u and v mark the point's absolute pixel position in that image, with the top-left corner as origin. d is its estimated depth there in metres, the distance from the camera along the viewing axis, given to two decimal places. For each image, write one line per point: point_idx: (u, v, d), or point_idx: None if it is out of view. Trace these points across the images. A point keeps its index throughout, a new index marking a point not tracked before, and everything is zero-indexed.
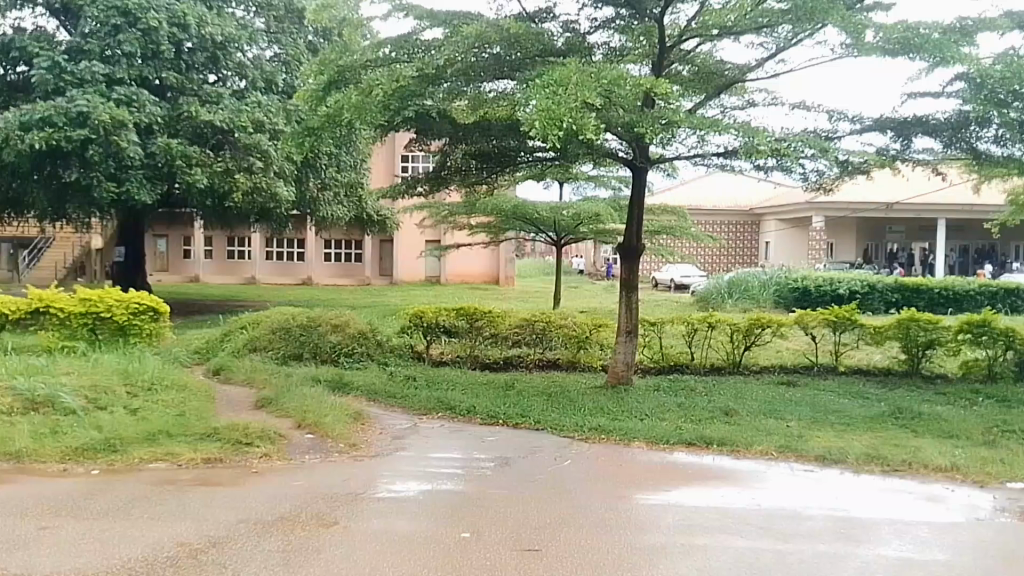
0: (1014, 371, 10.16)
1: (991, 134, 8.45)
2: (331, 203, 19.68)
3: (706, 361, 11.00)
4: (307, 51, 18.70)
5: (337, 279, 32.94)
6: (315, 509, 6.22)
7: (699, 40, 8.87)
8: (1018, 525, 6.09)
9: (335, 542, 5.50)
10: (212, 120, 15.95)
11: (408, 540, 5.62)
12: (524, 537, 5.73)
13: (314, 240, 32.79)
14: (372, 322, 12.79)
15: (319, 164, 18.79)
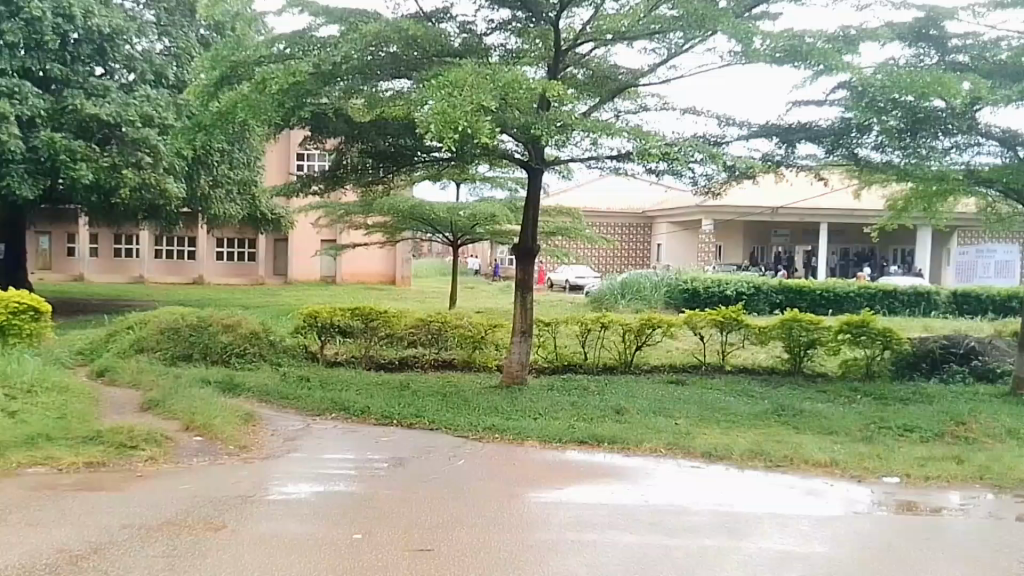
0: (890, 370, 10.76)
1: (871, 141, 8.68)
2: (222, 201, 19.43)
3: (599, 361, 11.35)
4: (198, 45, 18.36)
5: (228, 279, 32.37)
6: (203, 513, 5.83)
7: (593, 43, 9.07)
8: (893, 518, 6.22)
9: (222, 545, 5.17)
10: (99, 113, 15.53)
11: (294, 541, 5.29)
12: (415, 534, 5.51)
13: (203, 238, 32.14)
14: (265, 322, 12.86)
15: (211, 161, 18.52)
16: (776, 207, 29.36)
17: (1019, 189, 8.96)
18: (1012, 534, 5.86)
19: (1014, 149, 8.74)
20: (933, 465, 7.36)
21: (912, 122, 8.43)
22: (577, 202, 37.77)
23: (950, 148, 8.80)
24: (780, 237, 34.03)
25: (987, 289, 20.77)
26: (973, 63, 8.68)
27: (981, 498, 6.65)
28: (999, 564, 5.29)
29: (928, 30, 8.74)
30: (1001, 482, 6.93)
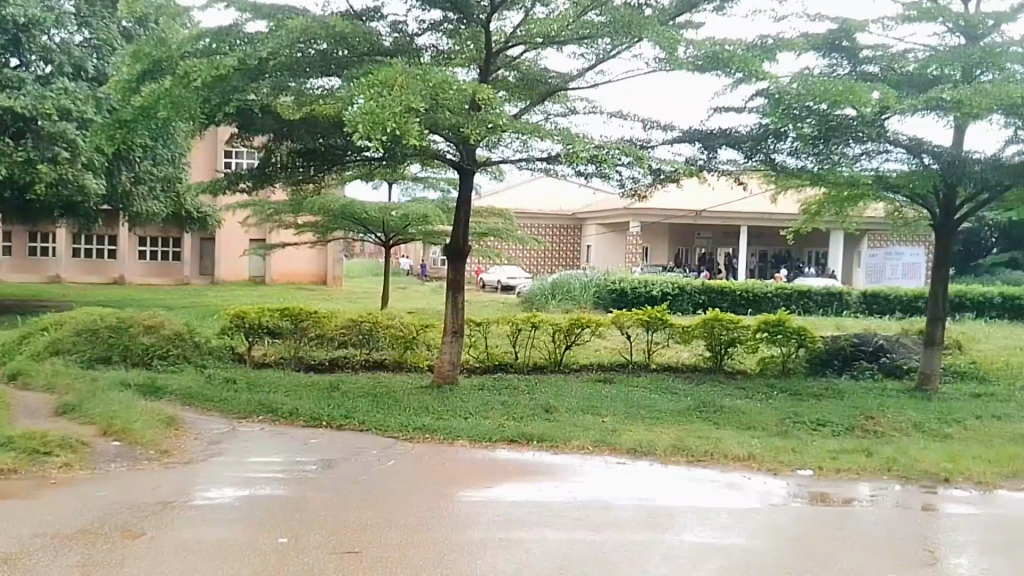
0: (804, 367, 11.23)
1: (787, 147, 9.03)
2: (144, 198, 18.85)
3: (529, 360, 11.48)
4: (121, 38, 17.76)
5: (151, 279, 31.41)
6: (120, 520, 5.67)
7: (524, 46, 9.13)
8: (807, 509, 6.50)
9: (140, 553, 5.06)
10: (13, 106, 14.84)
11: (217, 547, 5.21)
12: (342, 536, 5.49)
13: (125, 236, 31.07)
14: (189, 323, 12.59)
15: (132, 157, 17.89)
16: (699, 211, 30.02)
17: (923, 194, 9.43)
18: (915, 522, 6.19)
19: (919, 157, 9.04)
20: (843, 458, 7.70)
21: (825, 130, 8.71)
22: (511, 202, 38.01)
23: (860, 155, 9.09)
24: (702, 240, 35.03)
25: (895, 290, 21.73)
26: (883, 73, 9.01)
27: (888, 489, 7.00)
28: (902, 551, 5.59)
29: (840, 42, 9.19)
30: (907, 473, 7.30)
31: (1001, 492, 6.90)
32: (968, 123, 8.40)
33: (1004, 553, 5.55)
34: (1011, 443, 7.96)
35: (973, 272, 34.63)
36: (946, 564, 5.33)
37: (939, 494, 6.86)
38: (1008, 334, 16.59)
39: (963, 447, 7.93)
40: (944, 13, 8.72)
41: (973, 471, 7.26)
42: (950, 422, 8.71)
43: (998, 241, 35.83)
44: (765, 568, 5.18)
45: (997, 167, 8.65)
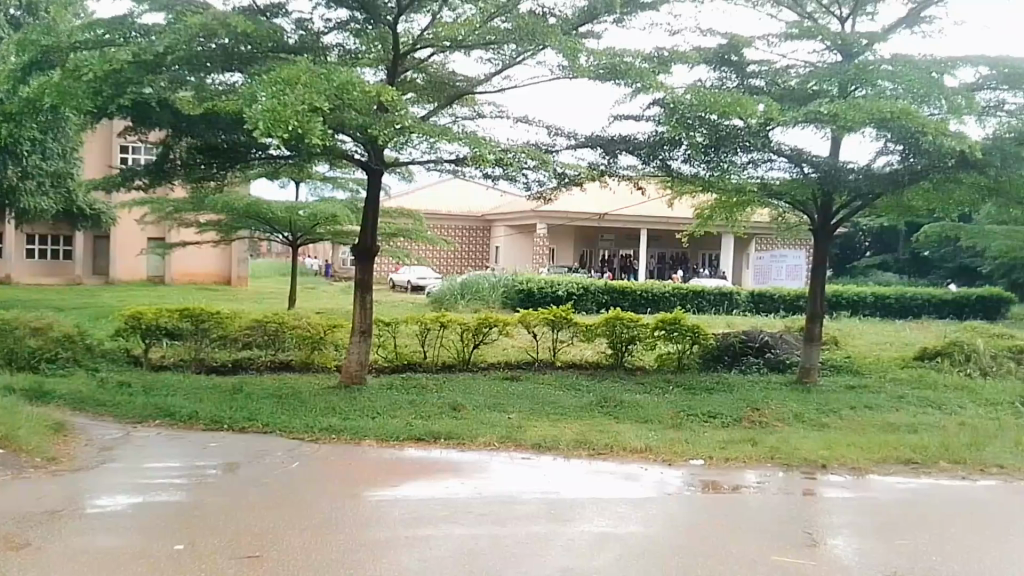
0: (698, 362, 11.82)
1: (681, 155, 9.51)
2: (32, 193, 17.94)
3: (437, 360, 11.64)
4: (7, 24, 16.85)
5: (40, 279, 29.75)
6: (4, 532, 5.47)
7: (431, 49, 9.22)
8: (699, 496, 6.89)
9: (25, 566, 4.91)
10: None
11: (109, 556, 5.12)
12: (242, 541, 5.46)
13: (11, 234, 29.31)
14: (82, 325, 12.14)
15: (22, 153, 16.67)
16: (603, 213, 30.77)
17: (804, 201, 10.09)
18: (796, 507, 6.67)
19: (799, 166, 9.69)
20: (732, 448, 8.18)
21: (715, 140, 9.22)
22: (422, 203, 37.97)
23: (747, 164, 9.66)
24: (606, 242, 35.82)
25: (778, 290, 23.10)
26: (768, 87, 9.61)
27: (773, 476, 7.49)
28: (784, 534, 6.02)
29: (730, 56, 9.77)
30: (789, 461, 7.83)
31: (872, 476, 7.50)
32: (845, 135, 9.04)
33: (873, 532, 6.07)
34: (881, 431, 8.65)
35: (849, 272, 37.05)
36: (821, 545, 5.79)
37: (819, 480, 7.40)
38: (878, 330, 17.92)
39: (839, 435, 8.56)
40: (822, 32, 9.34)
41: (847, 458, 7.86)
42: (827, 412, 9.38)
43: (871, 244, 38.49)
44: (659, 554, 5.49)
45: (870, 176, 9.35)
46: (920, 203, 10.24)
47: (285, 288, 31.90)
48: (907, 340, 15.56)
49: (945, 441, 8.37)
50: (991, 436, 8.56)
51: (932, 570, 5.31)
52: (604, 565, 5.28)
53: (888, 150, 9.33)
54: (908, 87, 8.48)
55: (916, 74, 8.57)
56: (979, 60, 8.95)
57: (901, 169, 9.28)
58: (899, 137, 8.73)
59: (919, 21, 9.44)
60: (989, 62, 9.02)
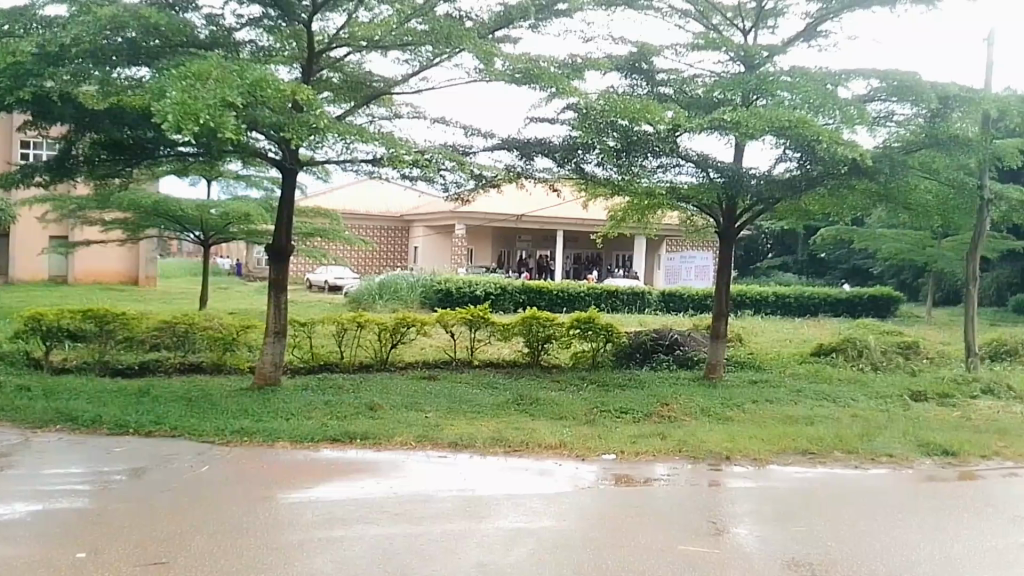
0: (611, 360, 12.15)
1: (595, 159, 9.80)
2: None
3: (354, 360, 11.61)
4: None
5: None
6: None
7: (347, 48, 9.18)
8: (611, 490, 7.11)
9: None
10: None
11: (5, 568, 4.92)
12: (150, 549, 5.34)
13: None
14: None
15: None
16: (521, 215, 31.10)
17: (710, 204, 10.50)
18: (703, 497, 6.97)
19: (706, 171, 10.03)
20: (642, 442, 8.47)
21: (626, 144, 9.54)
22: (339, 202, 37.54)
23: (657, 168, 10.00)
24: (523, 243, 36.11)
25: (686, 289, 23.88)
26: (676, 94, 10.00)
27: (681, 468, 7.80)
28: (691, 524, 6.28)
29: (640, 64, 10.13)
30: (695, 453, 8.17)
31: (772, 467, 7.90)
32: (747, 142, 9.47)
33: (772, 520, 6.41)
34: (781, 423, 9.11)
35: (753, 273, 38.65)
36: (724, 533, 6.07)
37: (723, 471, 7.75)
38: (780, 328, 18.78)
39: (742, 428, 8.97)
40: (726, 44, 9.77)
41: (750, 450, 8.26)
42: (732, 406, 9.82)
43: (772, 246, 40.25)
44: (572, 547, 5.65)
45: (770, 181, 9.83)
46: (816, 208, 10.83)
47: (197, 288, 30.98)
48: (804, 337, 16.39)
49: (839, 431, 8.88)
50: (881, 427, 9.14)
51: (826, 554, 5.66)
52: (519, 559, 5.40)
53: (787, 157, 9.85)
54: (803, 97, 8.91)
55: (812, 85, 9.02)
56: (870, 73, 9.52)
57: (799, 174, 9.81)
58: (797, 145, 9.22)
59: (816, 35, 9.98)
60: (880, 75, 9.58)
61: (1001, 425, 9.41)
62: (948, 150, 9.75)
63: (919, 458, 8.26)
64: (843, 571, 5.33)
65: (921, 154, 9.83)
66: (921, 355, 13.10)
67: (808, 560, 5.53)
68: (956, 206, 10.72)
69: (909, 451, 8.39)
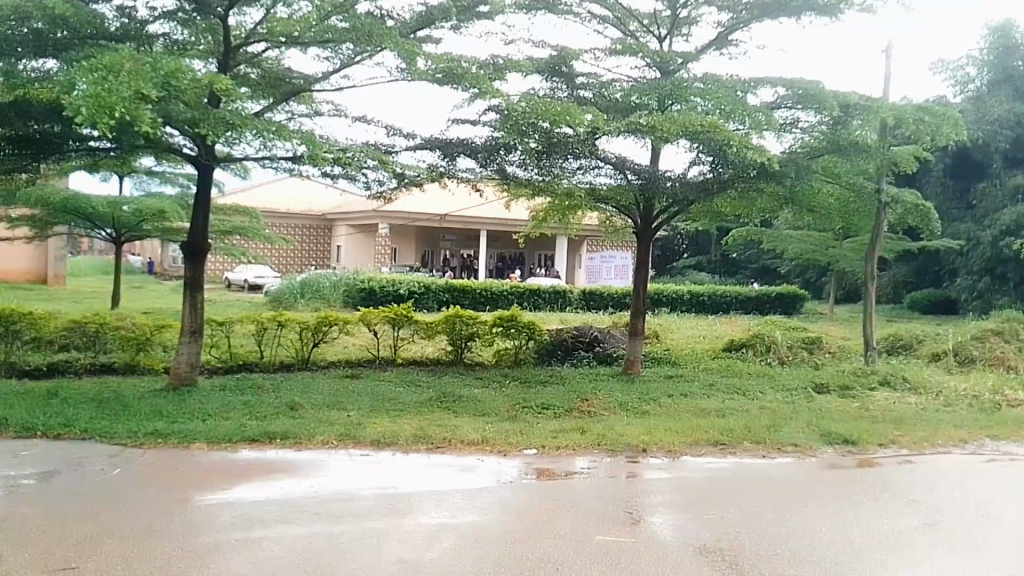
0: (534, 357, 12.38)
1: (517, 160, 10.05)
2: None
3: (275, 359, 11.46)
4: None
5: None
6: None
7: (266, 43, 9.07)
8: (533, 483, 7.28)
9: None
10: None
11: None
12: (60, 554, 5.19)
13: None
14: None
15: None
16: (445, 215, 31.11)
17: (628, 205, 10.83)
18: (622, 488, 7.22)
19: (624, 173, 10.37)
20: (563, 437, 8.67)
21: (547, 145, 9.72)
22: (258, 200, 36.69)
23: (576, 169, 10.27)
24: (447, 241, 36.27)
25: (606, 288, 24.36)
26: (595, 98, 10.28)
27: (600, 461, 8.03)
28: (609, 515, 6.49)
29: (560, 67, 10.38)
30: (614, 446, 8.41)
31: (686, 458, 8.21)
32: (662, 146, 9.81)
33: (686, 509, 6.69)
34: (695, 416, 9.48)
35: (669, 272, 39.73)
36: (640, 523, 6.30)
37: (640, 463, 8.02)
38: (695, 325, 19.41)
39: (657, 421, 9.29)
40: (642, 49, 10.09)
41: (665, 442, 8.57)
42: (648, 400, 10.15)
43: (687, 246, 41.46)
44: (492, 540, 5.76)
45: (684, 184, 10.24)
46: (728, 210, 11.31)
47: (108, 288, 29.38)
48: (717, 334, 17.00)
49: (748, 423, 9.30)
50: (786, 418, 9.61)
51: (735, 540, 5.94)
52: (439, 554, 5.47)
53: (700, 160, 10.25)
54: (716, 103, 9.28)
55: (723, 92, 9.42)
56: (776, 81, 9.99)
57: (711, 177, 10.23)
58: (709, 148, 9.59)
59: (727, 44, 10.40)
60: (786, 83, 10.07)
61: (896, 415, 10.02)
62: (849, 156, 10.33)
63: (822, 447, 8.73)
64: (750, 555, 5.61)
65: (824, 159, 10.39)
66: (824, 350, 13.81)
67: (718, 547, 5.80)
68: (857, 208, 11.35)
69: (813, 441, 8.86)
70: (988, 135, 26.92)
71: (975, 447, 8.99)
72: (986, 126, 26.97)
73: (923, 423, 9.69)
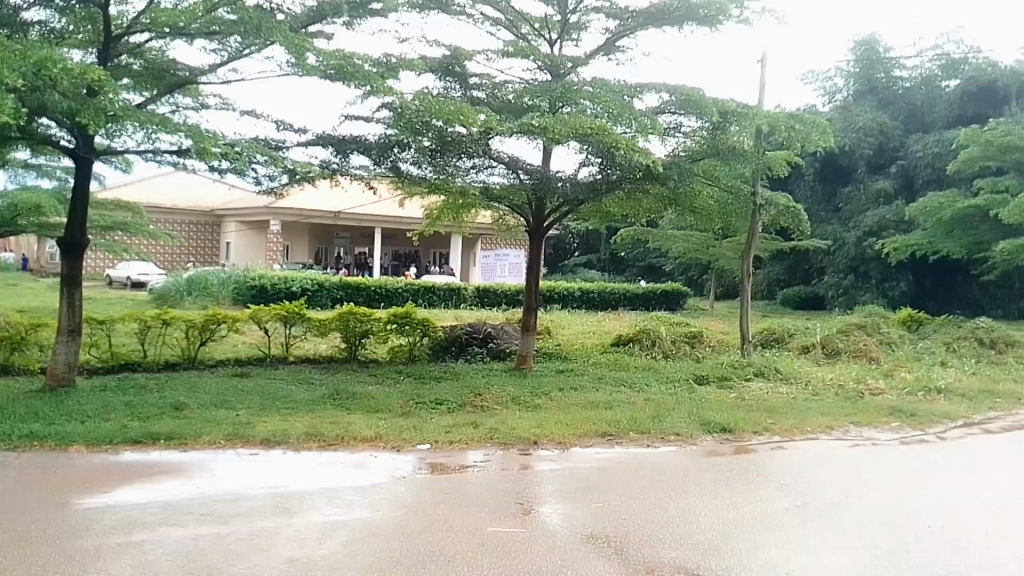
0: (427, 353, 12.43)
1: (409, 157, 10.12)
2: None
3: (160, 359, 11.10)
4: None
5: None
6: None
7: (149, 34, 8.76)
8: (426, 478, 7.37)
9: None
10: None
11: None
12: None
13: None
14: None
15: None
16: (338, 211, 30.60)
17: (520, 204, 11.10)
18: (515, 480, 7.42)
19: (516, 172, 10.66)
20: (456, 431, 8.80)
21: (440, 144, 9.90)
22: (141, 194, 34.99)
23: (470, 168, 10.47)
24: (340, 240, 35.77)
25: (501, 286, 24.66)
26: (487, 98, 10.46)
27: (493, 455, 8.20)
28: (501, 507, 6.66)
29: (453, 67, 10.54)
30: (506, 439, 8.62)
31: (576, 449, 8.51)
32: (553, 147, 10.10)
33: (575, 498, 6.96)
34: (584, 409, 9.84)
35: (561, 270, 40.56)
36: (531, 513, 6.52)
37: (532, 455, 8.26)
38: (585, 321, 19.99)
39: (548, 415, 9.58)
40: (533, 53, 10.36)
41: (555, 434, 8.84)
42: (540, 394, 10.43)
43: (579, 245, 42.48)
44: (385, 536, 5.82)
45: (574, 185, 10.63)
46: (615, 210, 11.79)
47: None
48: (606, 329, 17.56)
49: (633, 415, 9.71)
50: (670, 409, 10.09)
51: (620, 526, 6.24)
52: (332, 551, 5.49)
53: (589, 161, 10.62)
54: (603, 107, 9.68)
55: (610, 96, 9.82)
56: (660, 87, 10.46)
57: (599, 178, 10.66)
58: (598, 150, 9.95)
59: (615, 50, 10.81)
60: (669, 89, 10.56)
61: (769, 405, 10.72)
62: (726, 160, 10.97)
63: (702, 435, 9.24)
64: (634, 541, 5.91)
65: (704, 163, 10.99)
66: (704, 344, 14.55)
67: (604, 533, 6.07)
68: (734, 211, 12.04)
69: (693, 430, 9.36)
70: (854, 142, 28.93)
71: (839, 433, 9.74)
72: (852, 134, 29.01)
73: (793, 412, 10.40)
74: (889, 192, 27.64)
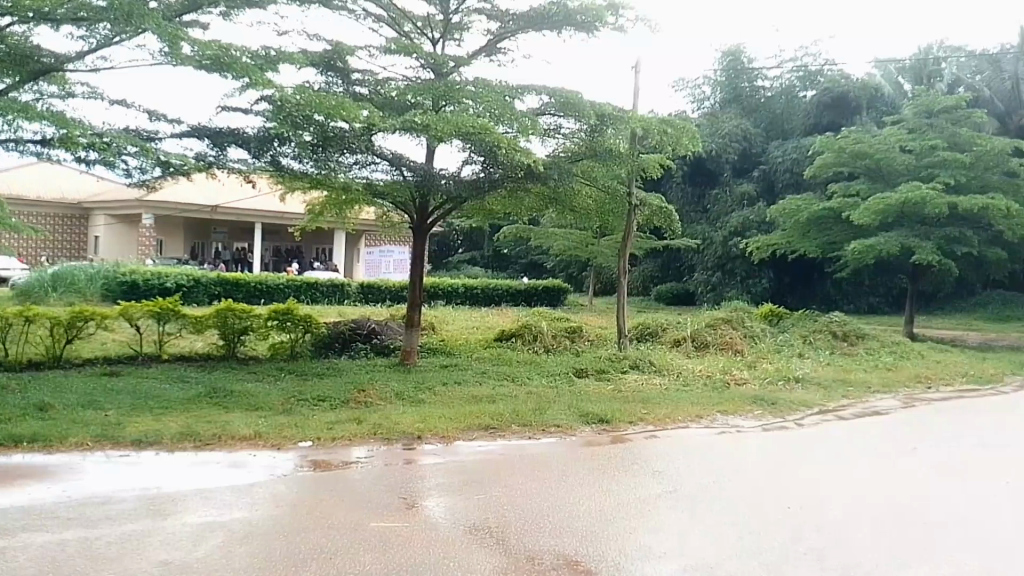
0: (309, 350, 12.23)
1: (290, 152, 9.96)
2: None
3: (21, 359, 10.41)
4: None
5: None
6: None
7: (11, 18, 8.22)
8: (308, 476, 7.32)
9: None
10: None
11: None
12: None
13: None
14: None
15: None
16: (215, 205, 29.37)
17: (404, 201, 11.15)
18: (398, 474, 7.50)
19: (399, 169, 10.69)
20: (339, 427, 8.77)
21: (322, 140, 9.81)
22: None
23: (353, 164, 10.41)
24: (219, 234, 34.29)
25: (384, 282, 24.50)
26: (371, 94, 10.46)
27: (376, 451, 8.22)
28: (385, 502, 6.73)
29: (335, 62, 10.47)
30: (390, 435, 8.67)
31: (458, 443, 8.67)
32: (437, 145, 10.22)
33: (458, 491, 7.12)
34: (467, 403, 10.02)
35: (444, 267, 40.77)
36: (415, 507, 6.63)
37: (416, 449, 8.35)
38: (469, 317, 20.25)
39: (431, 409, 9.70)
40: (417, 50, 10.40)
41: (438, 428, 8.97)
42: (424, 389, 10.53)
43: (462, 242, 42.73)
44: (264, 535, 5.76)
45: (458, 183, 10.80)
46: (498, 208, 12.07)
47: None
48: (489, 325, 17.85)
49: (516, 408, 9.97)
50: (550, 402, 10.44)
51: (502, 516, 6.46)
52: (208, 553, 5.38)
53: (472, 160, 10.82)
54: (486, 106, 9.90)
55: (492, 97, 10.05)
56: (541, 90, 10.78)
57: (481, 177, 10.88)
58: (480, 149, 10.16)
59: (496, 51, 11.04)
60: (548, 91, 10.89)
61: (644, 395, 11.29)
62: (603, 161, 11.43)
63: (580, 426, 9.64)
64: (514, 530, 6.14)
65: (583, 163, 11.42)
66: (583, 338, 15.09)
67: (485, 524, 6.26)
68: (611, 210, 12.54)
69: (573, 421, 9.73)
70: (719, 147, 30.67)
71: (707, 421, 10.39)
72: (719, 139, 30.74)
73: (666, 402, 10.99)
74: (752, 194, 29.46)
